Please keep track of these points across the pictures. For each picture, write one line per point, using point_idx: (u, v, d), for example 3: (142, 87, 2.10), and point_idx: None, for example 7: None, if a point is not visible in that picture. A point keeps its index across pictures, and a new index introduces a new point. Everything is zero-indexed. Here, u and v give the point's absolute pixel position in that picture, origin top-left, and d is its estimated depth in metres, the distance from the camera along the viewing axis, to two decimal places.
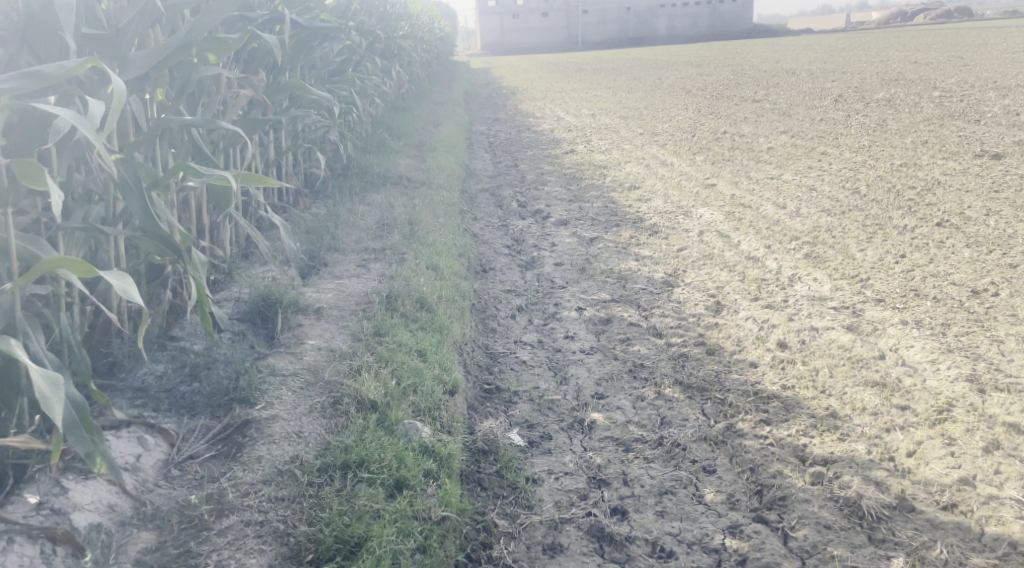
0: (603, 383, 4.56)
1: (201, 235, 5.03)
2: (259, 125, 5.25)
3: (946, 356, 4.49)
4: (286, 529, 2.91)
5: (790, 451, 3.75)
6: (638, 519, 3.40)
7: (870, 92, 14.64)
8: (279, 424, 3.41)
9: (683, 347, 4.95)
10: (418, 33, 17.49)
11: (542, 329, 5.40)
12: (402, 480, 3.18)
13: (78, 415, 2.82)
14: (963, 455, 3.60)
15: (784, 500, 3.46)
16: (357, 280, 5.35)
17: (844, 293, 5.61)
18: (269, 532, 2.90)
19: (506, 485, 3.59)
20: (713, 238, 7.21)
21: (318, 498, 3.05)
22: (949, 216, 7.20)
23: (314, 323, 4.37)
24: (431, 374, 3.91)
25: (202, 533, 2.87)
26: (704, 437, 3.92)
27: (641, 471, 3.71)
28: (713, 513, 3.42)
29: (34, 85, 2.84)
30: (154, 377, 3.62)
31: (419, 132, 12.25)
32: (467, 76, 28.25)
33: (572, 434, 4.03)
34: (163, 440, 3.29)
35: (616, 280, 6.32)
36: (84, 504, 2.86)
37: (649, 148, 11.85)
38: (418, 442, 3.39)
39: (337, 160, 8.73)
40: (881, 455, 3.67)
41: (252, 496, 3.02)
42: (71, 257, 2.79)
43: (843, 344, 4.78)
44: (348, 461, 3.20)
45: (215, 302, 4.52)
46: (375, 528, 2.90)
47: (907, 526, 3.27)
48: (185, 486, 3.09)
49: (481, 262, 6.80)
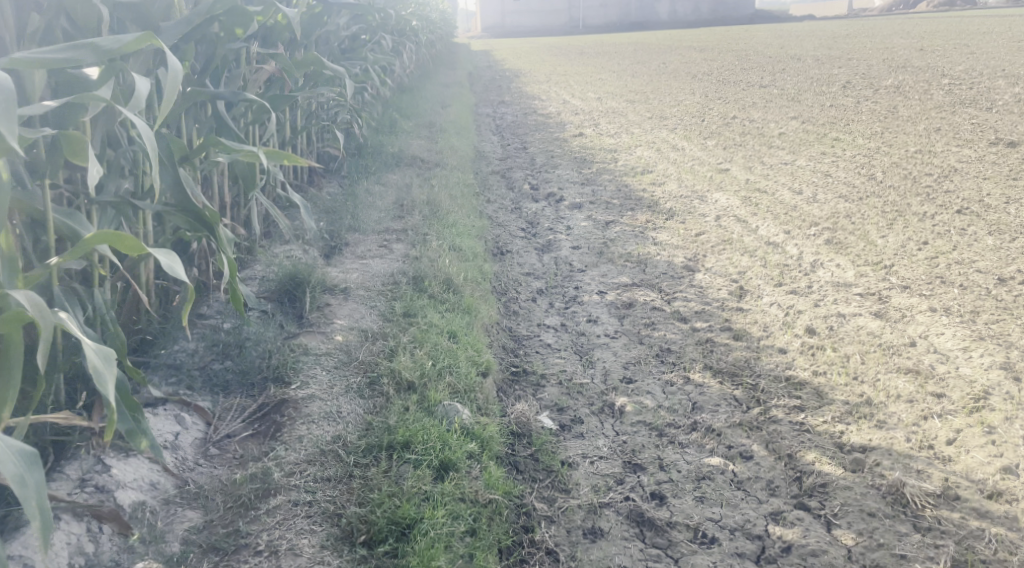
0: (631, 367, 4.51)
1: (223, 213, 4.95)
2: (282, 99, 5.19)
3: (977, 344, 4.45)
4: (336, 510, 2.85)
5: (828, 438, 3.71)
6: (678, 504, 3.36)
7: (878, 79, 14.54)
8: (316, 404, 3.36)
9: (709, 332, 4.89)
10: (422, 13, 17.26)
11: (564, 312, 5.35)
12: (447, 461, 3.14)
13: (118, 390, 2.77)
14: (1004, 443, 3.57)
15: (825, 487, 3.43)
16: (380, 260, 5.28)
17: (869, 280, 5.56)
18: (319, 513, 2.85)
19: (542, 468, 3.54)
20: (731, 222, 7.15)
21: (365, 478, 3.00)
22: (969, 204, 7.14)
23: (342, 304, 4.31)
24: (465, 356, 3.86)
25: (250, 512, 2.82)
26: (739, 422, 3.87)
27: (677, 456, 3.67)
28: (754, 499, 3.39)
29: (89, 60, 2.76)
30: (187, 355, 3.58)
31: (427, 112, 12.14)
32: (468, 57, 28.07)
33: (603, 418, 3.99)
34: (200, 418, 3.24)
35: (635, 264, 6.26)
36: (127, 482, 2.82)
37: (659, 132, 11.76)
38: (460, 424, 3.34)
39: (349, 140, 8.62)
40: (921, 442, 3.64)
41: (298, 476, 2.97)
42: (120, 234, 2.68)
43: (872, 331, 4.73)
44: (393, 442, 3.16)
45: (241, 280, 4.47)
46: (425, 510, 2.85)
47: (954, 514, 3.24)
48: (225, 465, 3.05)
49: (498, 244, 6.73)
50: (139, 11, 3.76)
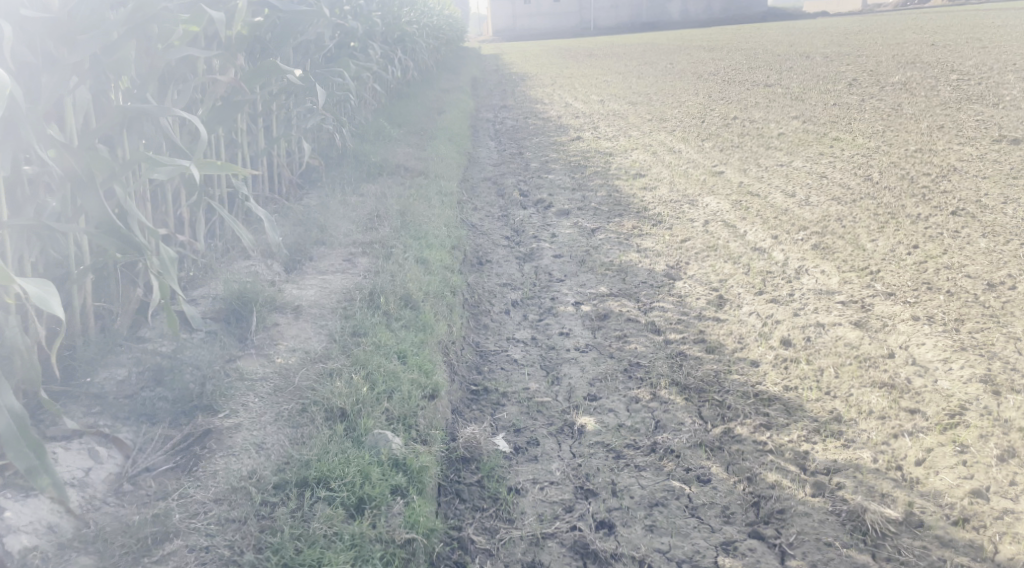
0: (597, 383, 4.32)
1: (179, 229, 4.85)
2: (236, 113, 4.94)
3: (958, 355, 4.23)
4: (233, 556, 2.75)
5: (791, 459, 3.53)
6: (625, 534, 3.21)
7: (885, 76, 14.25)
8: (241, 435, 3.28)
9: (682, 345, 4.70)
10: (425, 20, 17.17)
11: (536, 325, 5.18)
12: (365, 497, 3.03)
13: (18, 429, 2.77)
14: (976, 464, 3.37)
15: (783, 513, 3.26)
16: (341, 276, 5.14)
17: (853, 287, 5.35)
18: (214, 560, 2.75)
19: (487, 496, 3.40)
20: (719, 228, 6.96)
21: (272, 519, 2.90)
22: (965, 205, 6.91)
23: (291, 323, 4.20)
24: (410, 379, 3.74)
25: (144, 560, 2.72)
26: (699, 443, 3.69)
27: (631, 480, 3.49)
28: (705, 528, 3.23)
29: None
30: (115, 384, 3.49)
31: (422, 119, 12.00)
32: (475, 61, 27.85)
33: (561, 439, 3.81)
34: (118, 451, 3.18)
35: (616, 273, 6.08)
36: (20, 526, 2.74)
37: (656, 135, 11.56)
38: (388, 455, 3.23)
39: (334, 149, 8.51)
40: (887, 463, 3.45)
41: (200, 517, 2.88)
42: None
43: (850, 341, 4.52)
44: (307, 478, 3.05)
45: (191, 299, 4.35)
46: (329, 555, 2.75)
47: (914, 543, 3.06)
48: (134, 504, 2.97)
49: (477, 253, 6.57)
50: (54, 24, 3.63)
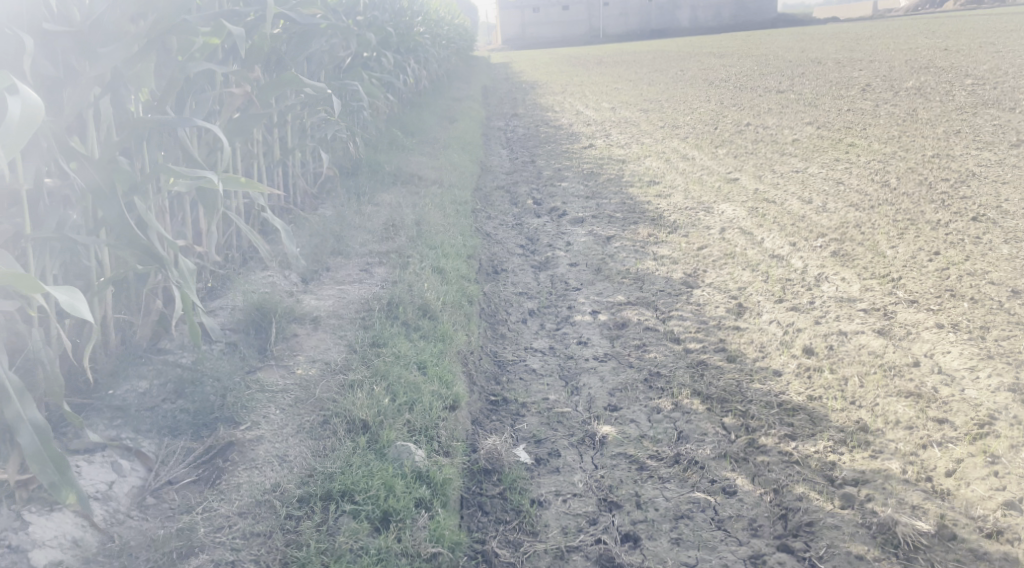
0: (617, 393, 4.27)
1: (196, 239, 4.84)
2: (254, 124, 4.92)
3: (985, 363, 4.17)
4: None
5: (818, 470, 3.48)
6: (652, 547, 3.17)
7: (899, 82, 14.19)
8: (263, 447, 3.25)
9: (702, 354, 4.65)
10: (436, 30, 17.21)
11: (554, 334, 5.14)
12: (389, 511, 3.00)
13: (44, 444, 2.76)
14: (1008, 475, 3.32)
15: (812, 526, 3.21)
16: (359, 286, 5.13)
17: (874, 294, 5.29)
18: None
19: (509, 508, 3.36)
20: (735, 235, 6.91)
21: (296, 534, 2.87)
22: (985, 211, 6.84)
23: (310, 334, 4.18)
24: (431, 390, 3.72)
25: None
26: (723, 454, 3.64)
27: (656, 492, 3.44)
28: (733, 541, 3.19)
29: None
30: (136, 396, 3.47)
31: (434, 128, 11.99)
32: (484, 70, 27.85)
33: (583, 450, 3.76)
34: (140, 464, 3.17)
35: (633, 281, 6.04)
36: (45, 541, 2.73)
37: (669, 142, 11.52)
38: (411, 467, 3.20)
39: (348, 158, 8.51)
40: (917, 474, 3.39)
41: (224, 532, 2.85)
42: (15, 273, 2.72)
43: (873, 350, 4.47)
44: (331, 491, 3.03)
45: (209, 310, 4.34)
46: None
47: (948, 556, 3.01)
48: (158, 517, 2.95)
49: (493, 262, 6.53)
50: (76, 38, 3.65)
